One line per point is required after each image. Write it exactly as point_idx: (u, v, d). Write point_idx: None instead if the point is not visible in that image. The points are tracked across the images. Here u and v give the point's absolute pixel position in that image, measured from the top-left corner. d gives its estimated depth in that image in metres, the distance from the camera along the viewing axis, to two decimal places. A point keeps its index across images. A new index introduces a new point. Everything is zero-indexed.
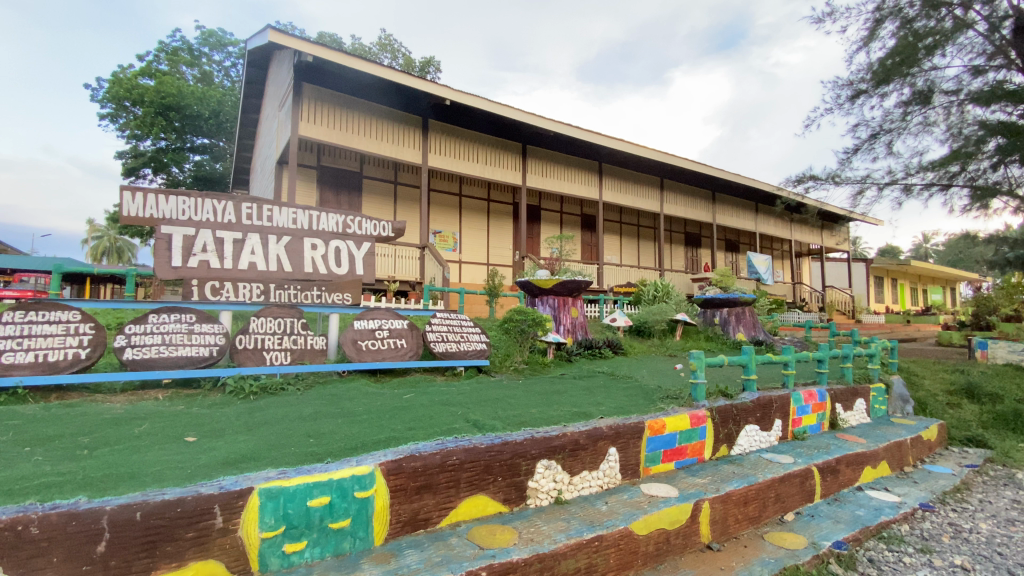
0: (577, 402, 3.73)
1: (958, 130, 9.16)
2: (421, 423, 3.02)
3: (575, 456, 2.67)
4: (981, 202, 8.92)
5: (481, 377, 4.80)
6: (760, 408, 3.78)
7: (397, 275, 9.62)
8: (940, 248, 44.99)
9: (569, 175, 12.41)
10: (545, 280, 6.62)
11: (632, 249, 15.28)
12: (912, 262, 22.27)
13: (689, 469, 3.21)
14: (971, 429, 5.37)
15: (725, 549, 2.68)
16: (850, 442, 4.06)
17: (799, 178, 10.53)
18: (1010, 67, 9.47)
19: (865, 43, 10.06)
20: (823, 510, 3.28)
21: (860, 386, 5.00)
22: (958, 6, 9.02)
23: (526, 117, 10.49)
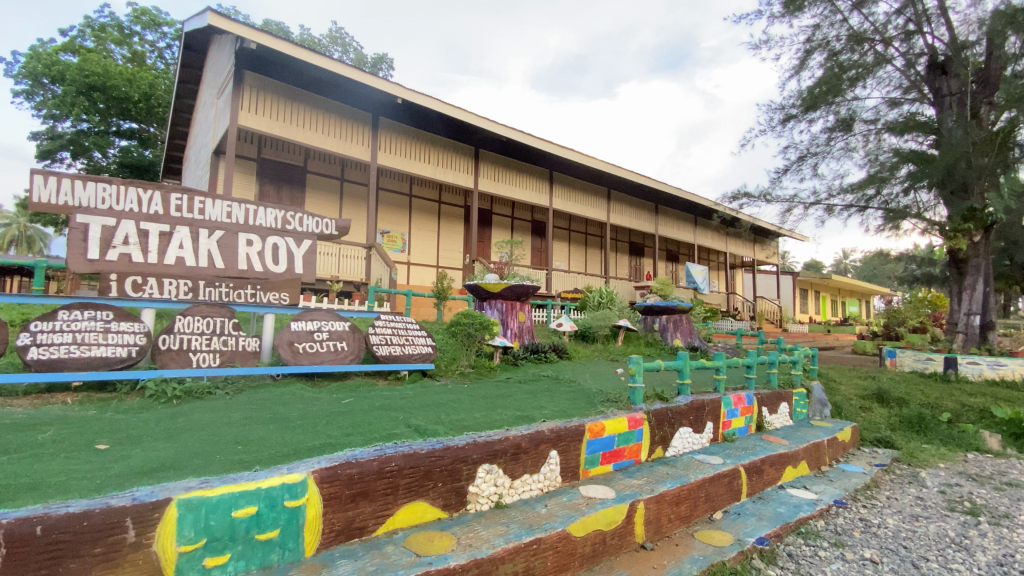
0: (521, 406, 3.73)
1: (874, 155, 10.07)
2: (358, 429, 2.93)
3: (517, 459, 2.68)
4: (892, 223, 9.82)
5: (425, 381, 4.71)
6: (693, 411, 3.95)
7: (341, 275, 9.33)
8: (857, 264, 49.09)
9: (521, 181, 12.53)
10: (493, 284, 6.61)
11: (579, 256, 15.61)
12: (833, 276, 24.13)
13: (626, 471, 3.30)
14: (880, 431, 5.85)
15: (658, 548, 2.77)
16: (774, 444, 4.32)
17: (734, 194, 11.17)
18: (921, 101, 10.58)
19: (796, 72, 10.88)
20: (748, 508, 3.47)
21: (784, 391, 5.33)
22: (880, 42, 9.95)
23: (480, 122, 10.52)
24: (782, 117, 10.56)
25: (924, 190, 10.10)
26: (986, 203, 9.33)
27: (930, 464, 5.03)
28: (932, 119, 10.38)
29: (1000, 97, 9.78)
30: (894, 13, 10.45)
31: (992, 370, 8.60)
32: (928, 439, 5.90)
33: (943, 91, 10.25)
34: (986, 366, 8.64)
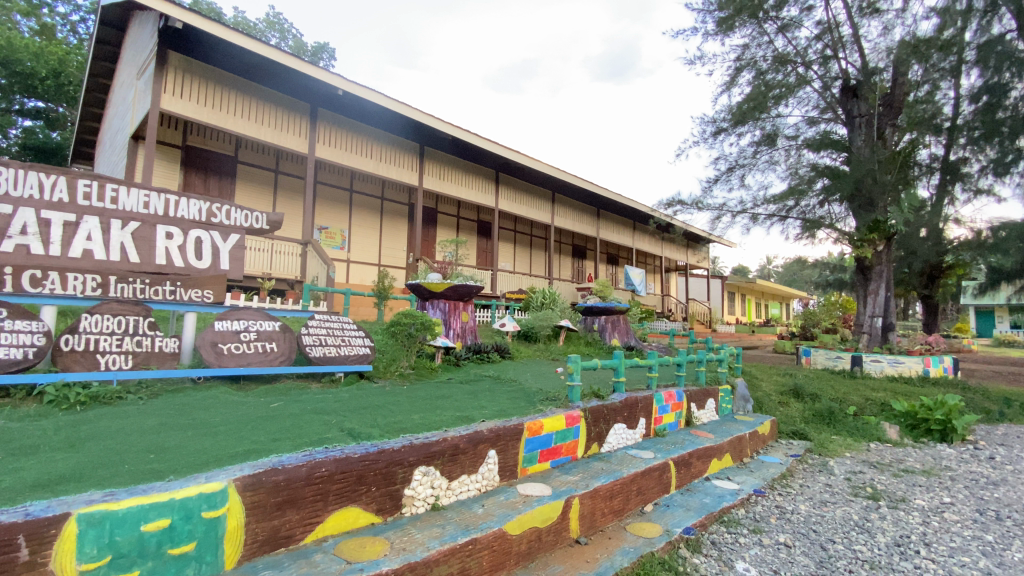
0: (460, 407, 3.71)
1: (794, 169, 10.89)
2: (287, 434, 2.79)
3: (455, 460, 2.66)
4: (808, 233, 10.66)
5: (362, 383, 4.57)
6: (627, 408, 4.09)
7: (274, 272, 8.91)
8: (778, 271, 52.95)
9: (466, 181, 12.47)
10: (435, 283, 6.51)
11: (523, 257, 15.76)
12: (758, 281, 25.86)
13: (563, 468, 3.36)
14: (796, 424, 6.34)
15: (592, 542, 2.84)
16: (701, 438, 4.56)
17: (670, 201, 11.73)
18: (836, 121, 11.57)
19: (727, 88, 11.57)
20: (677, 500, 3.64)
21: (711, 387, 5.64)
22: (801, 65, 10.77)
23: (425, 118, 10.37)
24: (713, 130, 11.19)
25: (836, 202, 11.03)
26: (889, 216, 10.15)
27: (838, 453, 5.49)
28: (845, 138, 11.38)
29: (902, 119, 10.79)
30: (814, 38, 11.37)
31: (892, 367, 9.49)
32: (837, 430, 6.44)
33: (854, 112, 11.25)
34: (888, 363, 9.54)
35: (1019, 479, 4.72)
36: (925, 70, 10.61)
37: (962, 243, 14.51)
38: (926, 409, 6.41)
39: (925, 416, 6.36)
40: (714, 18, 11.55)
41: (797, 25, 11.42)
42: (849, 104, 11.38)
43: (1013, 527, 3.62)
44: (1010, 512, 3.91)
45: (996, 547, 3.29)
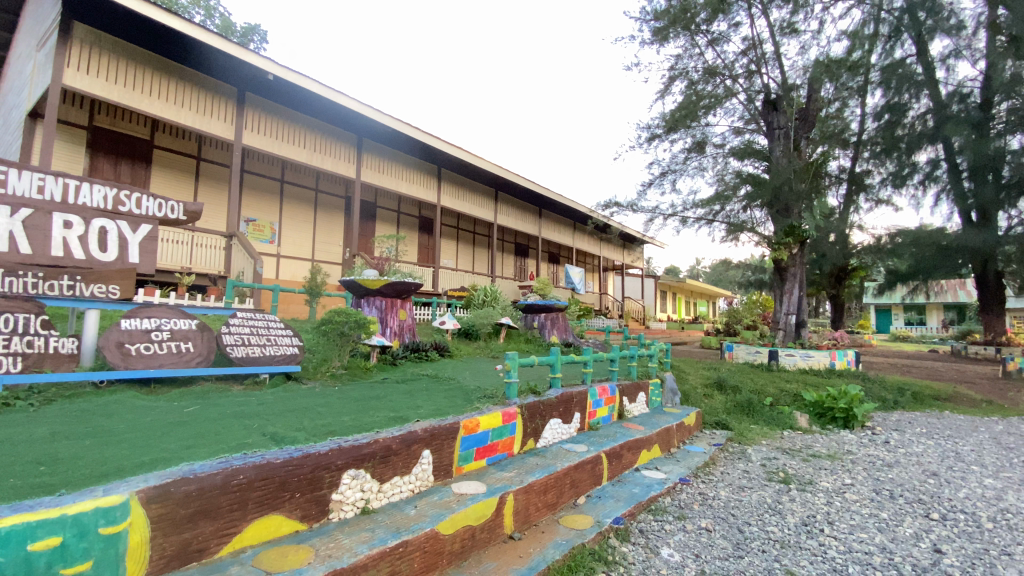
0: (394, 407, 3.62)
1: (722, 175, 11.60)
2: (204, 439, 2.61)
3: (386, 461, 2.59)
4: (733, 236, 11.39)
5: (289, 385, 4.34)
6: (562, 403, 4.18)
7: (194, 266, 8.34)
8: (706, 271, 56.21)
9: (406, 175, 12.19)
10: (372, 280, 6.33)
11: (465, 254, 15.67)
12: (687, 281, 27.31)
13: (498, 465, 3.37)
14: (719, 415, 6.75)
15: (525, 537, 2.87)
16: (632, 430, 4.74)
17: (607, 202, 12.15)
18: (758, 132, 12.42)
19: (661, 95, 12.09)
20: (608, 491, 3.76)
21: (641, 381, 5.88)
22: (728, 79, 11.45)
23: (362, 109, 10.03)
24: (648, 135, 11.67)
25: (757, 208, 11.85)
26: (802, 222, 11.07)
27: (755, 441, 5.91)
28: (766, 148, 12.23)
29: (815, 134, 11.74)
30: (740, 53, 12.11)
31: (804, 361, 10.25)
32: (755, 420, 6.92)
33: (774, 124, 12.02)
34: (799, 356, 10.30)
35: (908, 460, 5.28)
36: (835, 89, 11.68)
37: (865, 248, 16.09)
38: (831, 399, 7.05)
39: (830, 405, 6.98)
40: (650, 27, 11.99)
41: (725, 40, 12.13)
42: (770, 116, 12.15)
43: (903, 503, 4.05)
44: (901, 490, 4.37)
45: (889, 523, 3.65)
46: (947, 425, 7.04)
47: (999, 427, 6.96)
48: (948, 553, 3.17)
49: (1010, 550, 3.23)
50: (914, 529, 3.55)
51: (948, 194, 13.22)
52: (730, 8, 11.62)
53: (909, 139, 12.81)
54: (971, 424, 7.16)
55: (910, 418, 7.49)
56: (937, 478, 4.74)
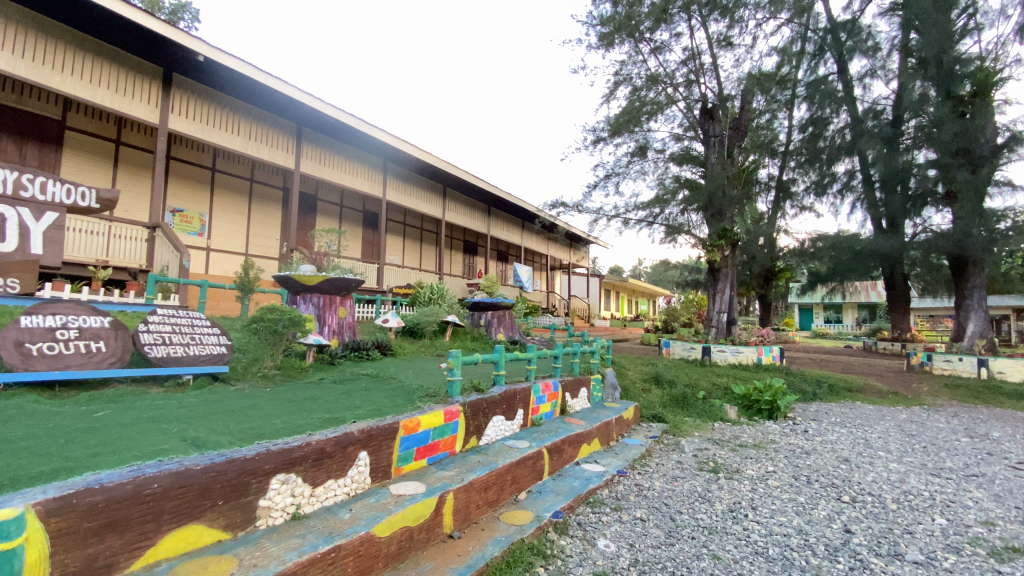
0: (331, 408, 3.50)
1: (662, 180, 12.11)
2: (114, 446, 2.41)
3: (319, 464, 2.50)
4: (671, 237, 11.91)
5: (216, 386, 4.08)
6: (505, 400, 4.19)
7: (112, 260, 7.67)
8: (648, 271, 58.45)
9: (349, 168, 11.80)
10: (308, 277, 6.08)
11: (411, 251, 15.40)
12: (630, 280, 28.27)
13: (439, 464, 3.32)
14: (656, 409, 7.03)
15: (464, 535, 2.86)
16: (574, 425, 4.85)
17: (553, 202, 12.36)
18: (696, 138, 13.03)
19: (606, 99, 12.41)
20: (549, 485, 3.83)
21: (583, 377, 6.02)
22: (668, 87, 11.92)
23: (302, 97, 9.62)
24: (594, 138, 11.96)
25: (694, 211, 12.44)
26: (733, 225, 11.72)
27: (688, 433, 6.21)
28: (702, 155, 12.83)
29: (747, 143, 12.43)
30: (681, 63, 12.65)
31: (733, 356, 10.91)
32: (689, 412, 7.27)
33: (710, 132, 12.64)
34: (730, 352, 10.96)
35: (824, 448, 5.74)
36: (764, 101, 12.47)
37: (790, 251, 17.30)
38: (758, 392, 7.50)
39: (757, 398, 7.44)
40: (596, 31, 12.29)
41: (667, 49, 12.63)
42: (706, 124, 12.76)
43: (819, 488, 4.39)
44: (817, 476, 4.73)
45: (806, 507, 3.95)
46: (858, 414, 7.69)
47: (901, 416, 7.68)
48: (857, 533, 3.47)
49: (910, 528, 3.57)
50: (828, 511, 3.86)
51: (862, 202, 14.48)
52: (672, 18, 12.07)
53: (830, 151, 13.90)
54: (878, 413, 7.87)
55: (827, 408, 8.12)
56: (848, 463, 5.17)
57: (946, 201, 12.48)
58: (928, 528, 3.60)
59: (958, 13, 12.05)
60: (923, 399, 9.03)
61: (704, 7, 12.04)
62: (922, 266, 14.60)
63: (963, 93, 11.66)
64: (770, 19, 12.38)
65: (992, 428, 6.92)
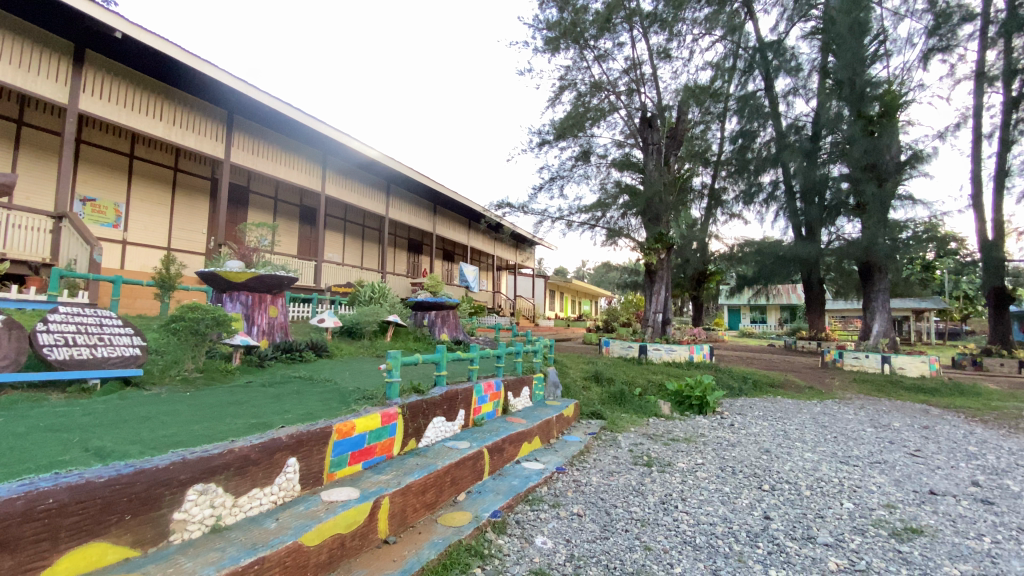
0: (258, 413, 3.32)
1: (604, 185, 12.51)
2: (1, 459, 2.16)
3: (243, 473, 2.36)
4: (612, 240, 12.27)
5: (129, 391, 3.76)
6: (446, 401, 4.15)
7: (10, 252, 6.87)
8: (591, 272, 59.84)
9: (286, 160, 11.26)
10: (235, 273, 5.73)
11: (352, 248, 14.92)
12: (573, 281, 28.87)
13: (376, 468, 3.23)
14: (595, 406, 7.23)
15: (401, 540, 2.79)
16: (515, 424, 4.88)
17: (499, 203, 12.41)
18: (637, 145, 13.52)
19: (552, 102, 12.62)
20: (488, 485, 3.82)
21: (525, 376, 6.07)
22: (611, 94, 12.29)
23: (234, 83, 9.08)
24: (540, 141, 12.13)
25: (633, 216, 12.89)
26: (669, 230, 12.27)
27: (625, 429, 6.42)
28: (642, 161, 13.31)
29: (682, 152, 13.00)
30: (624, 71, 13.07)
31: (668, 354, 11.40)
32: (626, 409, 7.51)
33: (649, 140, 13.14)
34: (664, 351, 11.44)
35: (748, 440, 6.11)
36: (699, 113, 13.12)
37: (721, 255, 18.36)
38: (689, 388, 7.88)
39: (688, 394, 7.81)
40: (543, 35, 12.46)
41: (610, 57, 13.01)
42: (646, 132, 13.22)
43: (742, 478, 4.68)
44: (741, 466, 5.03)
45: (730, 496, 4.18)
46: (778, 408, 8.25)
47: (816, 409, 8.33)
48: (775, 519, 3.72)
49: (822, 513, 3.88)
50: (750, 500, 4.12)
51: (784, 211, 15.60)
52: (615, 28, 12.40)
53: (757, 162, 14.95)
54: (796, 406, 8.49)
55: (751, 403, 8.66)
56: (769, 454, 5.54)
57: (856, 212, 13.47)
58: (837, 512, 3.92)
59: (870, 40, 13.25)
60: (835, 393, 9.84)
61: (645, 19, 12.45)
62: (835, 271, 15.93)
63: (872, 112, 12.71)
64: (706, 35, 13.07)
65: (892, 419, 7.65)
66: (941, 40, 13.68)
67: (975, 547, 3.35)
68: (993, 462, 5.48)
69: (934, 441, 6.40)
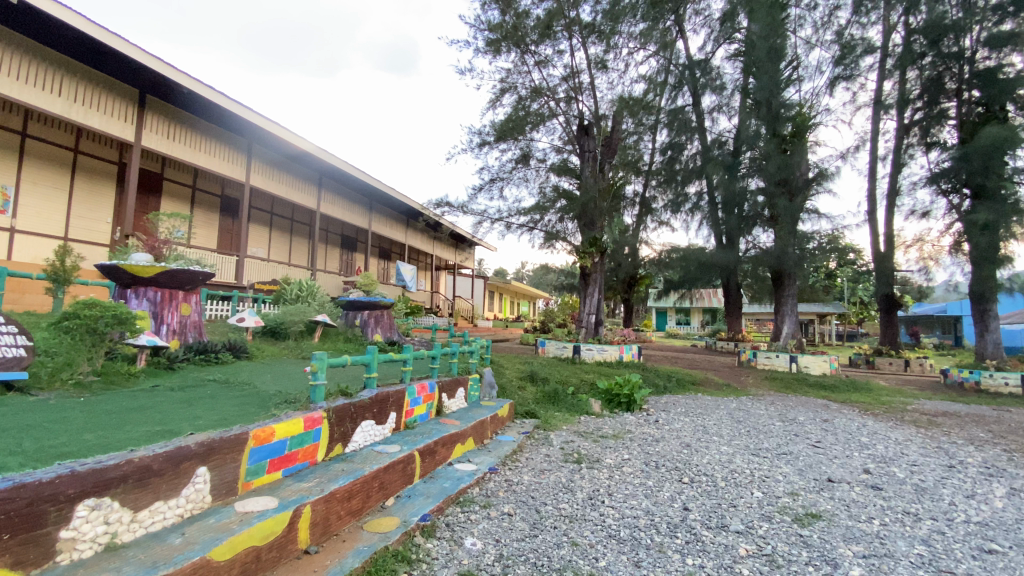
0: (163, 420, 3.06)
1: (543, 189, 12.77)
2: None
3: (143, 485, 2.17)
4: (549, 243, 12.53)
5: (8, 398, 3.34)
6: (376, 404, 4.03)
7: None
8: (529, 274, 60.70)
9: (207, 147, 10.49)
10: (140, 267, 5.26)
11: (280, 244, 14.18)
12: (512, 282, 29.13)
13: (297, 476, 3.08)
14: (529, 406, 7.32)
15: (323, 550, 2.68)
16: (448, 425, 4.85)
17: (438, 202, 12.29)
18: (575, 151, 13.87)
19: (492, 104, 12.67)
20: (418, 489, 3.77)
21: (460, 377, 6.04)
22: (550, 99, 12.53)
23: (148, 60, 8.36)
24: (480, 141, 12.14)
25: (569, 220, 13.21)
26: (602, 235, 12.71)
27: (557, 427, 6.56)
28: (578, 167, 13.69)
29: (616, 161, 13.46)
30: (563, 79, 13.36)
31: (600, 354, 11.77)
32: (559, 407, 7.66)
33: (585, 147, 13.52)
34: (597, 351, 11.79)
35: (671, 435, 6.44)
36: (633, 124, 13.70)
37: (650, 260, 19.26)
38: (618, 386, 8.18)
39: (617, 392, 8.10)
40: (484, 36, 12.46)
41: (550, 64, 13.27)
42: (583, 140, 13.60)
43: (665, 471, 4.92)
44: (664, 461, 5.29)
45: (653, 490, 4.39)
46: (699, 405, 8.78)
47: (732, 405, 8.95)
48: (692, 510, 3.94)
49: (735, 502, 4.16)
50: (671, 492, 4.34)
51: (707, 220, 16.63)
52: (556, 35, 12.67)
53: (684, 174, 16.01)
54: (714, 403, 9.07)
55: (674, 400, 9.15)
56: (689, 448, 5.87)
57: (770, 223, 14.61)
58: (748, 501, 4.22)
59: (785, 65, 14.41)
60: (749, 390, 10.62)
61: (584, 29, 12.79)
62: (751, 277, 17.17)
63: (784, 132, 13.87)
64: (641, 49, 13.65)
65: (797, 413, 8.37)
66: (846, 69, 15.11)
67: (866, 529, 3.73)
68: (881, 451, 6.13)
69: (832, 432, 7.07)
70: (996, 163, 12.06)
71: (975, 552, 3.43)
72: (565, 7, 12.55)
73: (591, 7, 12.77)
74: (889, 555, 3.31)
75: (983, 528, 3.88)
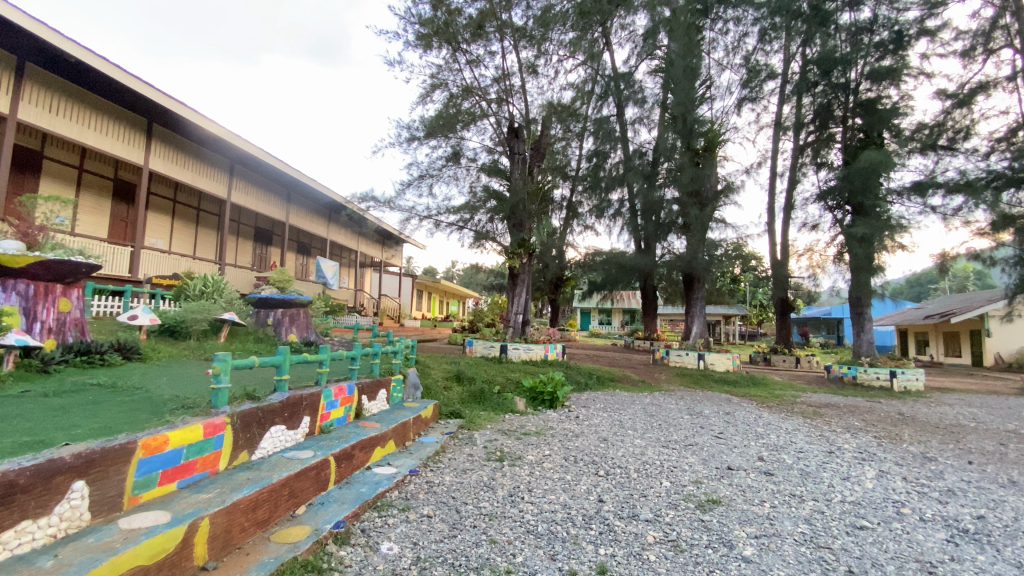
0: (33, 430, 2.71)
1: (472, 188, 12.79)
2: None
3: (5, 504, 1.91)
4: (478, 242, 12.55)
5: None
6: (288, 408, 3.83)
7: None
8: (459, 274, 60.44)
9: (99, 124, 9.39)
10: (9, 256, 4.59)
11: (185, 234, 13.02)
12: (440, 281, 28.86)
13: (195, 487, 2.84)
14: (453, 406, 7.29)
15: (223, 565, 2.50)
16: (367, 428, 4.71)
17: (364, 196, 11.91)
18: (505, 152, 14.02)
19: (422, 99, 12.46)
20: (333, 495, 3.62)
21: (381, 379, 5.88)
22: (482, 99, 12.57)
23: (28, 23, 7.40)
24: (409, 136, 11.92)
25: (498, 220, 13.30)
26: (531, 237, 12.94)
27: (480, 426, 6.59)
28: (508, 168, 13.84)
29: (544, 165, 13.78)
30: (494, 80, 13.44)
31: (526, 353, 11.96)
32: (484, 406, 7.71)
33: (515, 149, 13.70)
34: (523, 350, 11.96)
35: (590, 431, 6.71)
36: (561, 130, 14.10)
37: (575, 262, 19.91)
38: (542, 384, 8.37)
39: (541, 390, 8.28)
40: (414, 30, 12.24)
41: (481, 63, 13.30)
42: (512, 142, 13.76)
43: (584, 466, 5.11)
44: (582, 455, 5.50)
45: (572, 484, 4.55)
46: (617, 400, 9.22)
47: (647, 400, 9.49)
48: (607, 501, 4.13)
49: (645, 492, 4.41)
50: (587, 485, 4.52)
51: (628, 225, 17.47)
52: (487, 36, 12.73)
53: (608, 180, 16.65)
54: (631, 398, 9.56)
55: (594, 397, 9.53)
56: (606, 442, 6.14)
57: (683, 230, 15.62)
58: (657, 491, 4.49)
59: (700, 83, 15.48)
60: (662, 386, 11.32)
61: (516, 32, 12.94)
62: (666, 280, 18.26)
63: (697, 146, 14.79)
64: (569, 57, 14.09)
65: (704, 407, 9.03)
66: (752, 91, 16.54)
67: (758, 511, 4.11)
68: (774, 440, 6.78)
69: (733, 424, 7.72)
70: (872, 184, 13.72)
71: (849, 528, 3.89)
72: (497, 9, 12.64)
73: (523, 12, 12.93)
74: (776, 534, 3.68)
75: (855, 506, 4.42)
